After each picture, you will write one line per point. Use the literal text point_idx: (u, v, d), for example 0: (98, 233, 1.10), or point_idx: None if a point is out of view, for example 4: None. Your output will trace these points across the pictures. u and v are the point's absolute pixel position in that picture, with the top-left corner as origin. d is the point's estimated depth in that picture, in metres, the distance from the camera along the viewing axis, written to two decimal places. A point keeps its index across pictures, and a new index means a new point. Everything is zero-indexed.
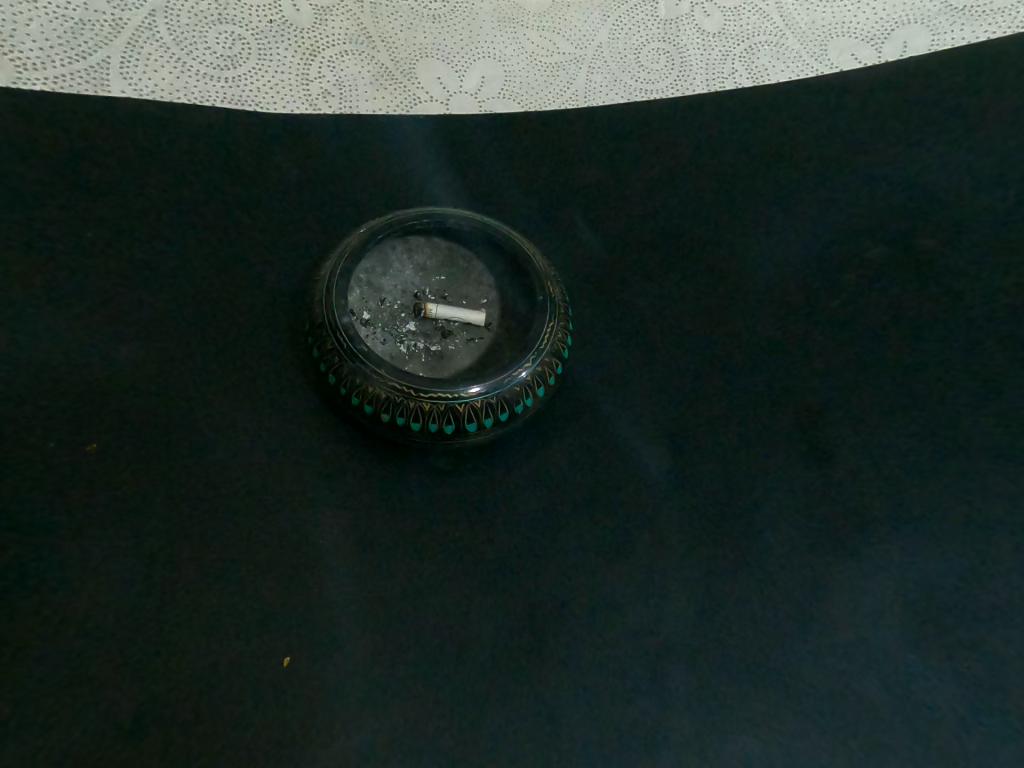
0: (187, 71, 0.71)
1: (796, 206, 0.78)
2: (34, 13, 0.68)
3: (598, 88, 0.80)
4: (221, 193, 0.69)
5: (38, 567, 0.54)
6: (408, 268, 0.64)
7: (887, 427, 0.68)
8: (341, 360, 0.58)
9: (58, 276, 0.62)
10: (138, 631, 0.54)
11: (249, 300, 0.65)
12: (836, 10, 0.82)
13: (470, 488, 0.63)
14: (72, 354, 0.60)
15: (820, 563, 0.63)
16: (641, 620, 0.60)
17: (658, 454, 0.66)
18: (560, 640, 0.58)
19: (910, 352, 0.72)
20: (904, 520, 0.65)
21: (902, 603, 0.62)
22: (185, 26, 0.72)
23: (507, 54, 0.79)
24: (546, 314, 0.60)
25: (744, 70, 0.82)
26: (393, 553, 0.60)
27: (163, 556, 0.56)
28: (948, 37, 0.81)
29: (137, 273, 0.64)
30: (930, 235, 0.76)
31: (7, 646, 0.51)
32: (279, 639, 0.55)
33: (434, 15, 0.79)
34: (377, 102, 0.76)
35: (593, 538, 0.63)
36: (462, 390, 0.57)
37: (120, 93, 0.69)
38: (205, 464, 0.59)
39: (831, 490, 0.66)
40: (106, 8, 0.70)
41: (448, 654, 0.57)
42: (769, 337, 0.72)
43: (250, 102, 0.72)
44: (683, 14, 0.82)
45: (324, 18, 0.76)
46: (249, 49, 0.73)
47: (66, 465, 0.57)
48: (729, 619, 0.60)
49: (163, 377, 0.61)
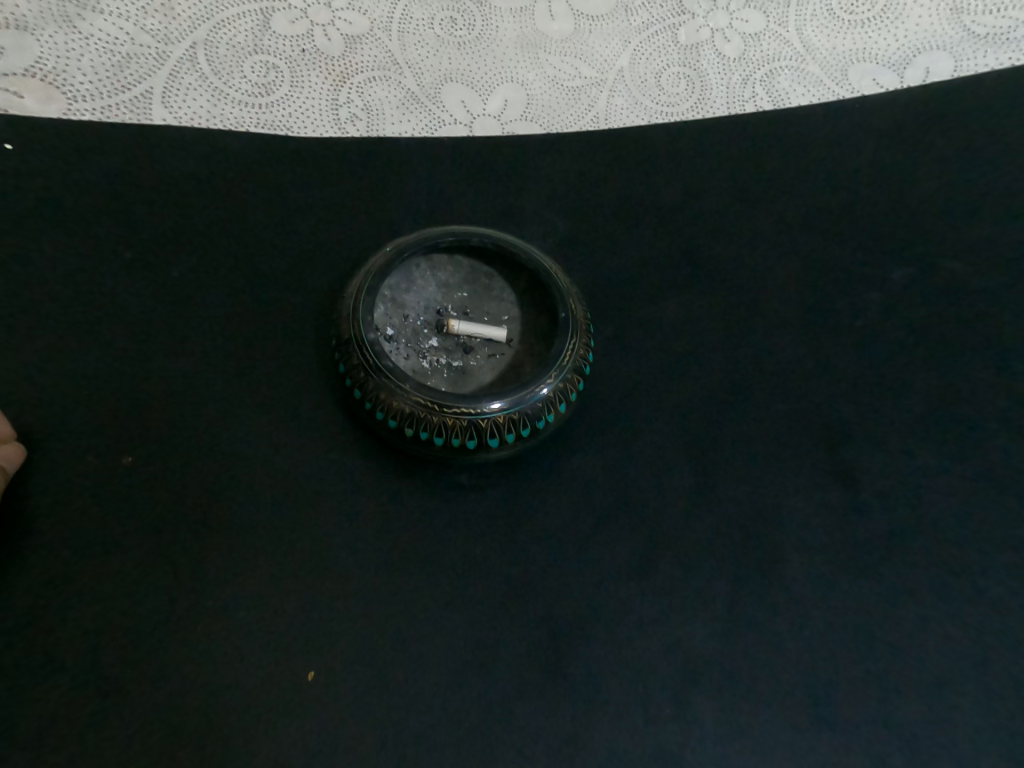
0: (223, 99, 0.74)
1: (816, 228, 0.78)
2: (85, 49, 0.71)
3: (619, 110, 0.81)
4: (254, 216, 0.71)
5: (76, 580, 0.56)
6: (432, 285, 0.66)
7: (909, 448, 0.68)
8: (367, 375, 0.59)
9: (99, 299, 0.65)
10: (168, 642, 0.55)
11: (279, 320, 0.68)
12: (858, 35, 0.83)
13: (491, 502, 0.64)
14: (112, 373, 0.62)
15: (843, 584, 0.63)
16: (664, 639, 0.60)
17: (679, 473, 0.67)
18: (582, 658, 0.58)
19: (933, 372, 0.72)
20: (926, 542, 0.65)
21: (928, 626, 0.62)
22: (223, 56, 0.75)
23: (530, 79, 0.81)
24: (568, 331, 0.62)
25: (765, 93, 0.82)
26: (417, 566, 0.61)
27: (193, 568, 0.58)
28: (971, 63, 0.82)
29: (172, 293, 0.66)
30: (952, 257, 0.77)
31: (49, 655, 0.53)
32: (302, 653, 0.56)
33: (459, 42, 0.81)
34: (403, 125, 0.78)
35: (614, 556, 0.63)
36: (485, 406, 0.58)
37: (161, 120, 0.72)
38: (235, 479, 0.61)
39: (852, 510, 0.66)
40: (151, 43, 0.73)
41: (470, 669, 0.57)
42: (790, 356, 0.72)
43: (283, 127, 0.75)
44: (703, 40, 0.83)
45: (354, 46, 0.79)
46: (282, 77, 0.76)
47: (106, 482, 0.59)
48: (753, 640, 0.60)
49: (197, 396, 0.63)
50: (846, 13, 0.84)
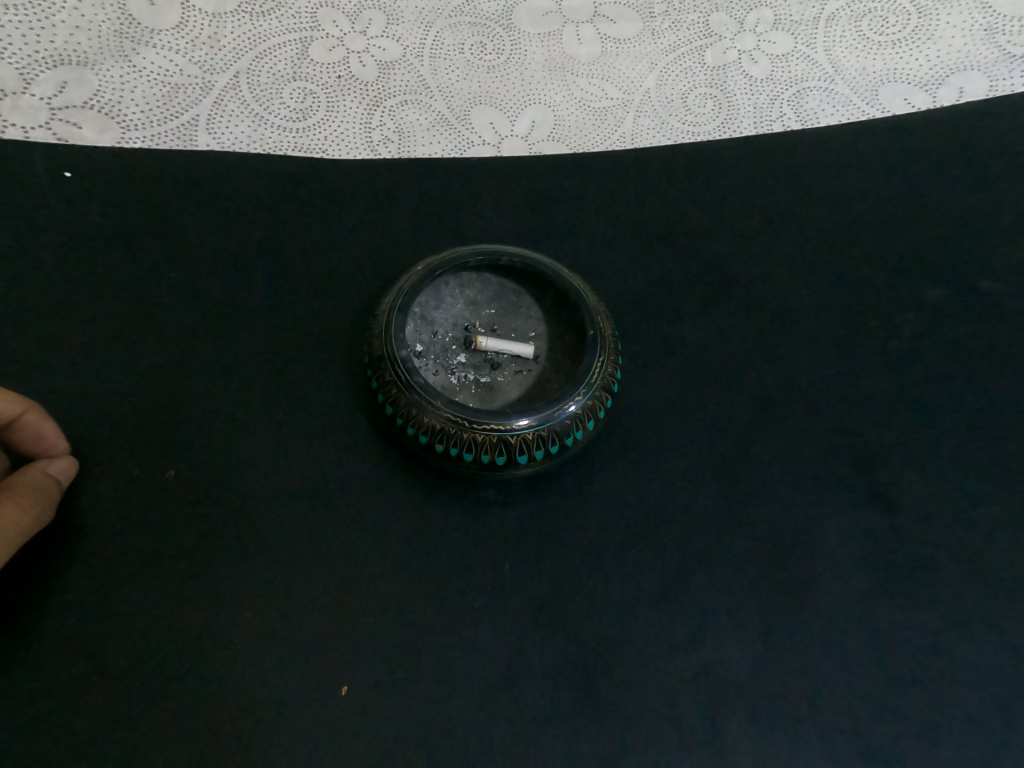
0: (264, 124, 0.76)
1: (845, 247, 0.78)
2: (138, 81, 0.75)
3: (646, 130, 0.82)
4: (290, 237, 0.73)
5: (122, 592, 0.57)
6: (460, 302, 0.67)
7: (944, 471, 0.68)
8: (398, 391, 0.61)
9: (146, 319, 0.67)
10: (209, 654, 0.56)
11: (316, 338, 0.69)
12: (888, 57, 0.83)
13: (521, 517, 0.65)
14: (157, 391, 0.64)
15: (881, 608, 0.62)
16: (696, 662, 0.59)
17: (709, 492, 0.66)
18: (614, 680, 0.58)
19: (970, 394, 0.71)
20: (961, 568, 0.64)
21: (966, 653, 0.61)
22: (264, 84, 0.78)
23: (558, 100, 0.83)
24: (596, 348, 0.62)
25: (793, 113, 0.82)
26: (448, 581, 0.61)
27: (232, 581, 0.59)
28: (1006, 83, 0.82)
29: (214, 313, 0.69)
30: (985, 278, 0.76)
31: (97, 665, 0.55)
32: (336, 667, 0.57)
33: (489, 65, 0.84)
34: (433, 146, 0.80)
35: (644, 576, 0.63)
36: (515, 423, 0.58)
37: (206, 146, 0.74)
38: (273, 493, 0.63)
39: (887, 534, 0.65)
40: (198, 73, 0.76)
41: (502, 686, 0.58)
42: (821, 376, 0.72)
43: (318, 150, 0.77)
44: (730, 61, 0.84)
45: (387, 72, 0.81)
46: (319, 102, 0.79)
47: (150, 496, 0.61)
48: (786, 664, 0.59)
49: (236, 413, 0.65)
50: (876, 34, 0.84)
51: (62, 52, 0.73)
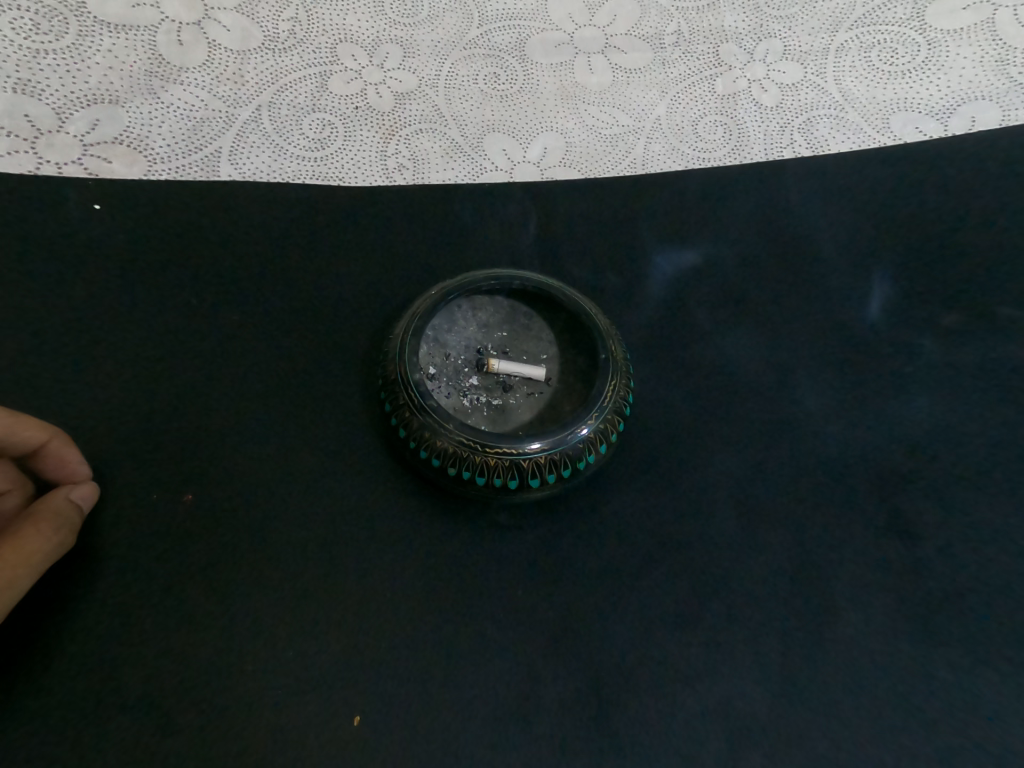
0: (284, 154, 0.79)
1: (859, 273, 0.78)
2: (165, 116, 0.78)
3: (656, 157, 0.83)
4: (308, 264, 0.75)
5: (138, 615, 0.58)
6: (473, 325, 0.67)
7: (962, 501, 0.67)
8: (411, 414, 0.61)
9: (169, 346, 0.69)
10: (223, 681, 0.56)
11: (331, 362, 0.71)
12: (898, 86, 0.84)
13: (533, 543, 0.64)
14: (177, 415, 0.66)
15: (900, 640, 0.61)
16: (712, 693, 0.58)
17: (724, 519, 0.66)
18: (628, 710, 0.57)
19: (988, 423, 0.71)
20: (982, 600, 0.63)
21: (989, 689, 0.60)
22: (285, 116, 0.80)
23: (569, 128, 0.85)
24: (608, 372, 0.62)
25: (804, 140, 0.83)
26: (460, 607, 0.61)
27: (247, 604, 0.59)
28: (1018, 113, 0.82)
29: (233, 339, 0.70)
30: (1001, 304, 0.76)
31: (112, 690, 0.55)
32: (349, 693, 0.57)
33: (502, 95, 0.86)
34: (447, 173, 0.82)
35: (658, 603, 0.62)
36: (527, 446, 0.58)
37: (228, 176, 0.77)
38: (288, 517, 0.63)
39: (904, 564, 0.64)
40: (222, 107, 0.79)
41: (516, 718, 0.57)
42: (836, 402, 0.71)
43: (336, 177, 0.79)
44: (740, 90, 0.86)
45: (403, 102, 0.84)
46: (337, 131, 0.81)
47: (168, 519, 0.62)
48: (804, 696, 0.59)
49: (254, 436, 0.66)
50: (885, 64, 0.85)
51: (95, 92, 0.77)
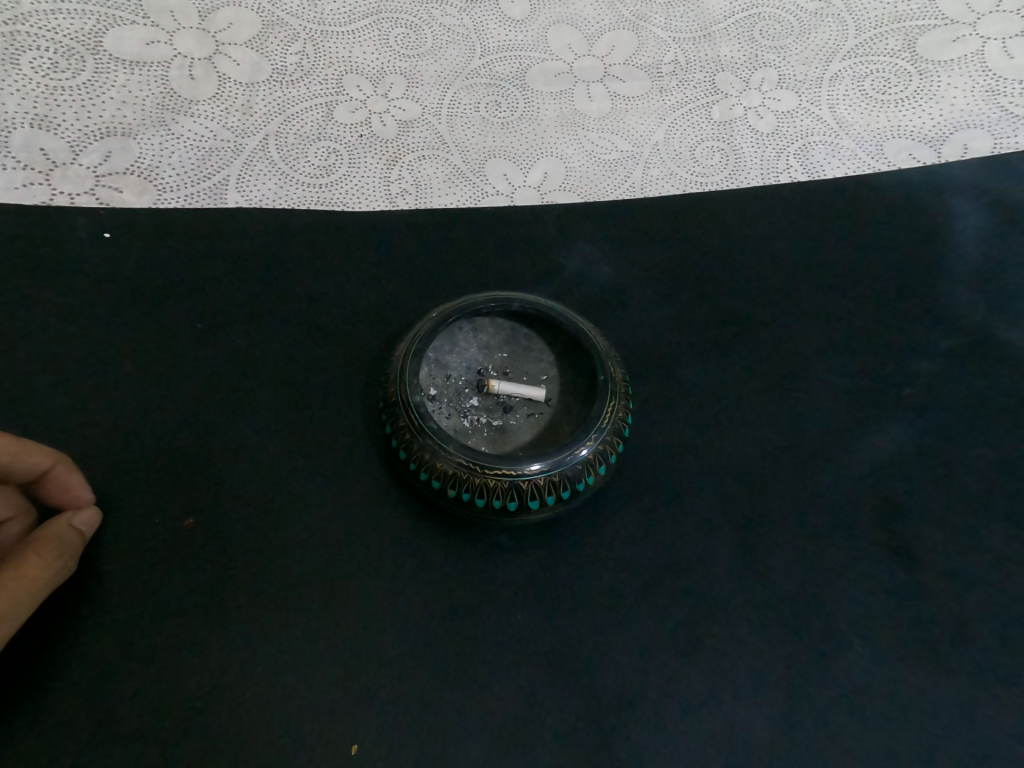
0: (290, 180, 0.81)
1: (858, 298, 0.78)
2: (175, 147, 0.80)
3: (654, 181, 0.84)
4: (310, 287, 0.76)
5: (138, 639, 0.58)
6: (473, 346, 0.68)
7: (966, 527, 0.66)
8: (411, 435, 0.62)
9: (174, 370, 0.70)
10: (220, 707, 0.56)
11: (332, 384, 0.72)
12: (892, 113, 0.85)
13: (533, 566, 0.64)
14: (181, 438, 0.67)
15: (907, 670, 0.60)
16: (715, 721, 0.57)
17: (723, 542, 0.65)
18: (628, 739, 0.56)
19: (990, 447, 0.70)
20: (990, 629, 0.62)
21: (1000, 722, 0.58)
22: (292, 144, 0.82)
23: (569, 153, 0.86)
24: (607, 393, 0.63)
25: (799, 166, 0.84)
26: (457, 630, 0.61)
27: (245, 626, 0.59)
28: (1011, 140, 0.83)
29: (236, 363, 0.71)
30: (999, 329, 0.76)
31: (110, 715, 0.55)
32: (345, 719, 0.57)
33: (503, 122, 0.87)
34: (448, 197, 0.83)
35: (657, 628, 0.61)
36: (526, 467, 0.59)
37: (234, 203, 0.79)
38: (287, 538, 0.64)
39: (908, 591, 0.63)
40: (231, 137, 0.81)
41: (513, 746, 0.56)
42: (835, 426, 0.71)
43: (339, 203, 0.81)
44: (737, 117, 0.87)
45: (406, 130, 0.86)
46: (342, 158, 0.83)
47: (169, 542, 0.62)
48: (809, 726, 0.57)
49: (255, 458, 0.67)
50: (878, 93, 0.87)
51: (109, 125, 0.79)
